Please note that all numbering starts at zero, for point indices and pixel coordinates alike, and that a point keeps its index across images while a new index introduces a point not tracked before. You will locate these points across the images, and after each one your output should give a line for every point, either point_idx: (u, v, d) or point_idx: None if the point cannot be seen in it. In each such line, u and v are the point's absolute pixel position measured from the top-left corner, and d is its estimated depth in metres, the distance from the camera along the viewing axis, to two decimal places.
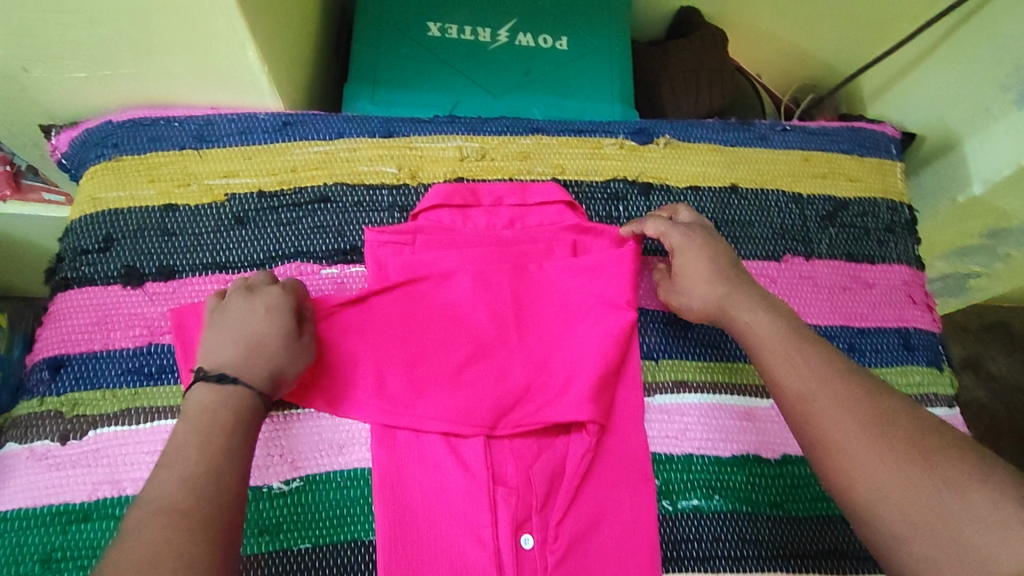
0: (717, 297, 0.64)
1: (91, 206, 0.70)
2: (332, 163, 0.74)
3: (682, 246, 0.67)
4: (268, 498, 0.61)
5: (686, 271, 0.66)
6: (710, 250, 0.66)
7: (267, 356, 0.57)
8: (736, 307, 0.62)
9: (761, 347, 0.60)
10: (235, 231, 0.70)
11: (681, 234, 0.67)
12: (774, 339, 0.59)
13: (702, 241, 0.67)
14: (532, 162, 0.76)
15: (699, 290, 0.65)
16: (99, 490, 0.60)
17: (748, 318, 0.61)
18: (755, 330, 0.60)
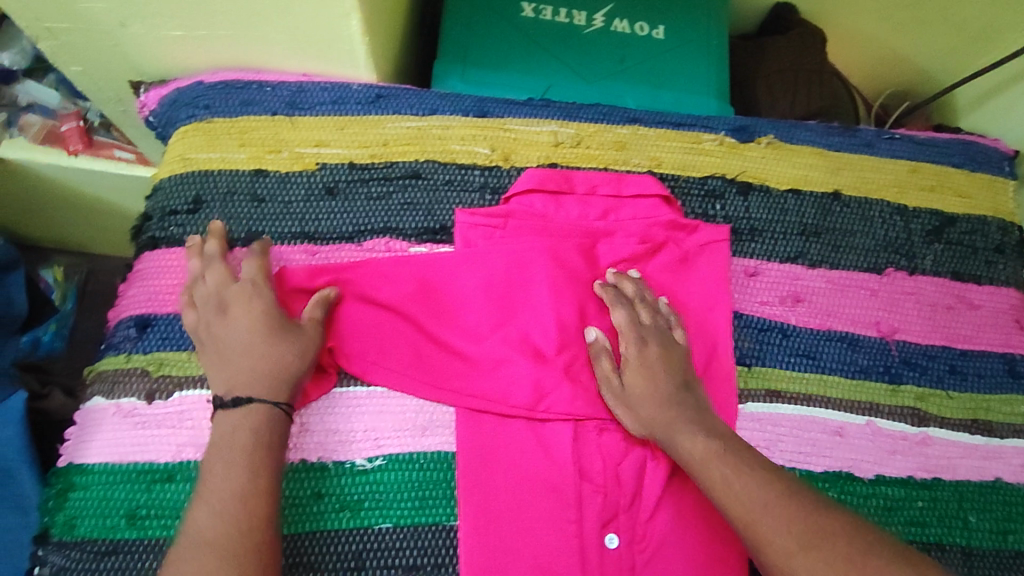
0: (663, 402, 0.59)
1: (181, 165, 0.69)
2: (424, 140, 0.71)
3: (628, 333, 0.63)
4: (350, 475, 0.60)
5: (633, 359, 0.62)
6: (668, 358, 0.62)
7: (264, 361, 0.56)
8: (676, 433, 0.58)
9: (694, 466, 0.56)
10: (326, 202, 0.68)
11: (633, 343, 0.62)
12: (717, 463, 0.54)
13: (660, 348, 0.62)
14: (629, 153, 0.73)
15: (637, 389, 0.61)
16: (182, 453, 0.59)
17: (687, 443, 0.57)
18: (701, 464, 0.55)
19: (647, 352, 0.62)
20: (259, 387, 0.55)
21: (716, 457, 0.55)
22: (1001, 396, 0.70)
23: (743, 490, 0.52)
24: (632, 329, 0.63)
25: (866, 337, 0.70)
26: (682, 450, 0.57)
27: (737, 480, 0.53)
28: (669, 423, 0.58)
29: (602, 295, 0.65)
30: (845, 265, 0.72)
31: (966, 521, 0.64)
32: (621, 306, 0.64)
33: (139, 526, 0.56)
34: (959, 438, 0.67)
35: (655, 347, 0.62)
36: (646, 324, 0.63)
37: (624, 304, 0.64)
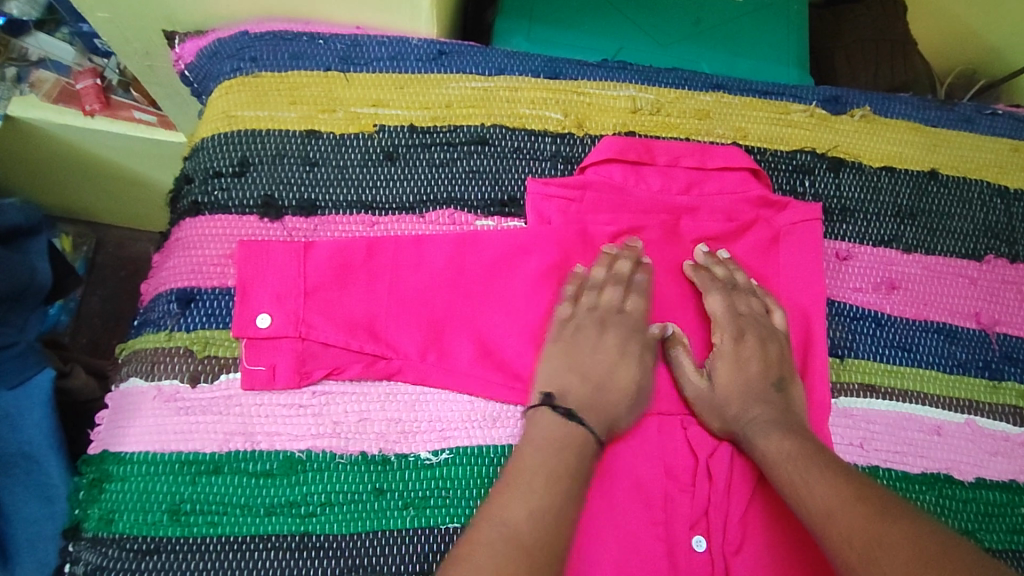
0: (749, 398, 0.56)
1: (224, 123, 0.62)
2: (491, 102, 0.65)
3: (722, 322, 0.58)
4: (414, 468, 0.54)
5: (725, 350, 0.58)
6: (766, 353, 0.57)
7: None
8: (757, 434, 0.54)
9: (774, 469, 0.52)
10: (385, 168, 0.62)
11: (728, 334, 0.58)
12: (800, 470, 0.50)
13: (756, 341, 0.57)
14: (712, 122, 0.67)
15: (725, 383, 0.57)
16: (231, 442, 0.53)
17: (765, 444, 0.53)
18: (781, 466, 0.51)
19: (740, 344, 0.58)
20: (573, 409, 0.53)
21: (793, 461, 0.51)
22: None
23: (824, 501, 0.47)
24: (726, 318, 0.58)
25: (964, 328, 0.64)
26: (761, 452, 0.53)
27: (817, 486, 0.48)
28: (753, 422, 0.54)
29: (694, 277, 0.60)
30: (942, 250, 0.66)
31: None
32: (715, 289, 0.59)
33: (182, 522, 0.51)
34: None
35: (753, 340, 0.57)
36: (745, 312, 0.59)
37: (722, 288, 0.59)
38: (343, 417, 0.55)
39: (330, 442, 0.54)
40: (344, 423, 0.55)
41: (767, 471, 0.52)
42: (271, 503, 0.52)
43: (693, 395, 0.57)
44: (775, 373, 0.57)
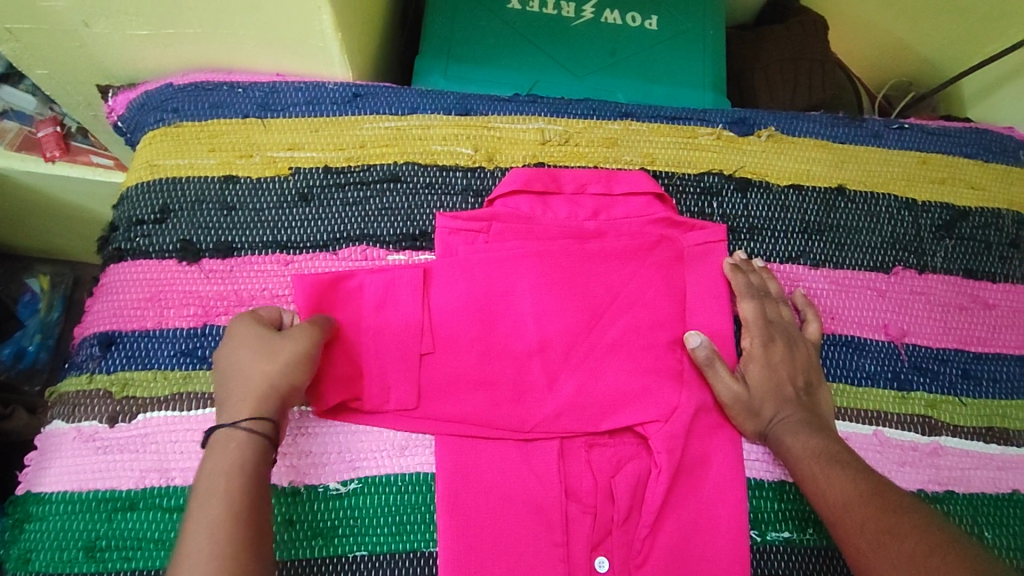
0: (782, 400, 0.60)
1: (147, 171, 0.65)
2: (403, 140, 0.68)
3: (754, 328, 0.63)
4: (323, 500, 0.56)
5: (756, 353, 0.62)
6: (794, 360, 0.62)
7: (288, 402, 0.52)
8: (783, 434, 0.58)
9: (798, 465, 0.57)
10: (299, 209, 0.65)
11: (759, 339, 0.62)
12: (822, 470, 0.55)
13: (784, 347, 0.62)
14: (620, 150, 0.70)
15: (758, 386, 0.60)
16: (146, 479, 0.55)
17: (790, 439, 0.58)
18: (805, 463, 0.56)
19: (771, 348, 0.62)
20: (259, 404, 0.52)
21: (815, 458, 0.56)
22: (1019, 402, 0.65)
23: (841, 494, 0.53)
24: (758, 323, 0.62)
25: (873, 341, 0.65)
26: (787, 447, 0.58)
27: (837, 482, 0.54)
28: (786, 424, 0.59)
29: (733, 278, 0.64)
30: (850, 264, 0.68)
31: (981, 536, 0.59)
32: (749, 296, 0.63)
33: (97, 558, 0.53)
34: (972, 447, 0.62)
35: (782, 344, 0.62)
36: (776, 319, 0.63)
37: (752, 292, 0.64)
38: None
39: None
40: None
41: (792, 463, 0.57)
42: (182, 537, 0.54)
43: (731, 400, 0.59)
44: (802, 379, 0.61)
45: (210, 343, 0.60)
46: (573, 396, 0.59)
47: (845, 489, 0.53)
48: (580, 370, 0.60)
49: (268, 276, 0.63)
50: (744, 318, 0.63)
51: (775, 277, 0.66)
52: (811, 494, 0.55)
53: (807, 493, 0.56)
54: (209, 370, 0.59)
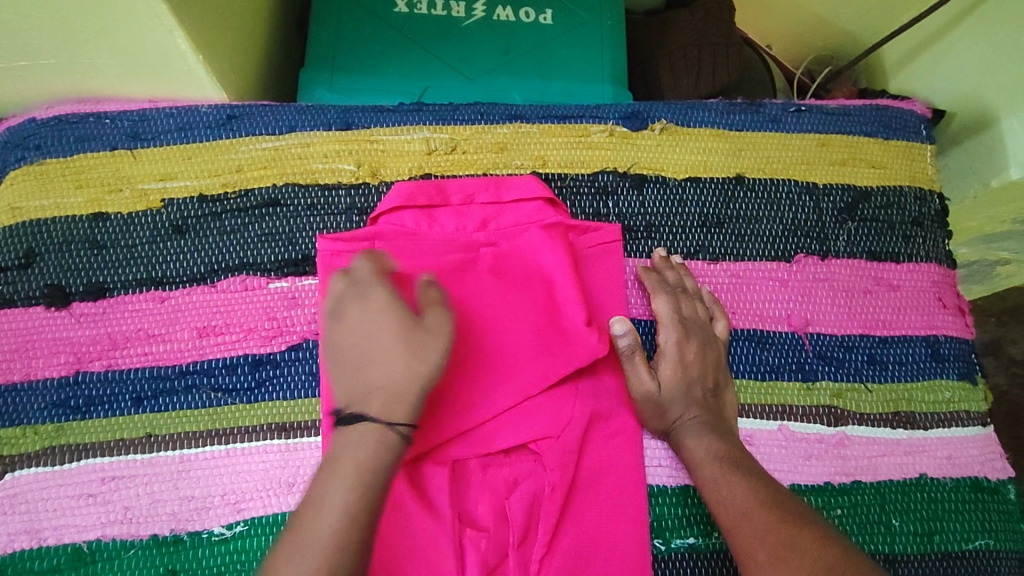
0: (689, 401, 0.59)
1: (9, 216, 0.62)
2: (282, 161, 0.65)
3: (667, 325, 0.61)
4: (208, 545, 0.54)
5: (669, 350, 0.60)
6: (705, 358, 0.60)
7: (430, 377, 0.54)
8: (688, 436, 0.57)
9: (699, 470, 0.55)
10: (174, 242, 0.62)
11: (673, 335, 0.61)
12: (722, 476, 0.53)
13: (697, 346, 0.60)
14: (510, 154, 0.67)
15: (669, 385, 0.59)
16: (16, 541, 0.53)
17: (692, 441, 0.57)
18: (706, 467, 0.55)
19: (683, 346, 0.60)
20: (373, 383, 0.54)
21: (716, 461, 0.55)
22: (926, 383, 0.64)
23: (739, 502, 0.51)
24: (674, 319, 0.61)
25: (776, 333, 0.64)
26: (689, 451, 0.57)
27: (735, 488, 0.52)
28: (692, 424, 0.57)
29: (645, 279, 0.63)
30: (752, 255, 0.66)
31: (889, 524, 0.59)
32: (662, 293, 0.62)
33: None
34: (879, 433, 0.62)
35: (696, 342, 0.60)
36: (689, 316, 0.61)
37: (666, 289, 0.62)
38: (134, 501, 0.55)
39: (118, 529, 0.54)
40: (137, 506, 0.55)
41: (693, 466, 0.56)
42: None
43: (641, 397, 0.58)
44: (712, 379, 0.60)
45: (83, 391, 0.57)
46: (464, 411, 0.57)
47: (743, 497, 0.51)
48: (471, 389, 0.58)
49: (142, 315, 0.60)
50: (661, 314, 0.61)
51: (693, 274, 0.65)
52: (710, 501, 0.54)
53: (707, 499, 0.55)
54: (82, 421, 0.57)
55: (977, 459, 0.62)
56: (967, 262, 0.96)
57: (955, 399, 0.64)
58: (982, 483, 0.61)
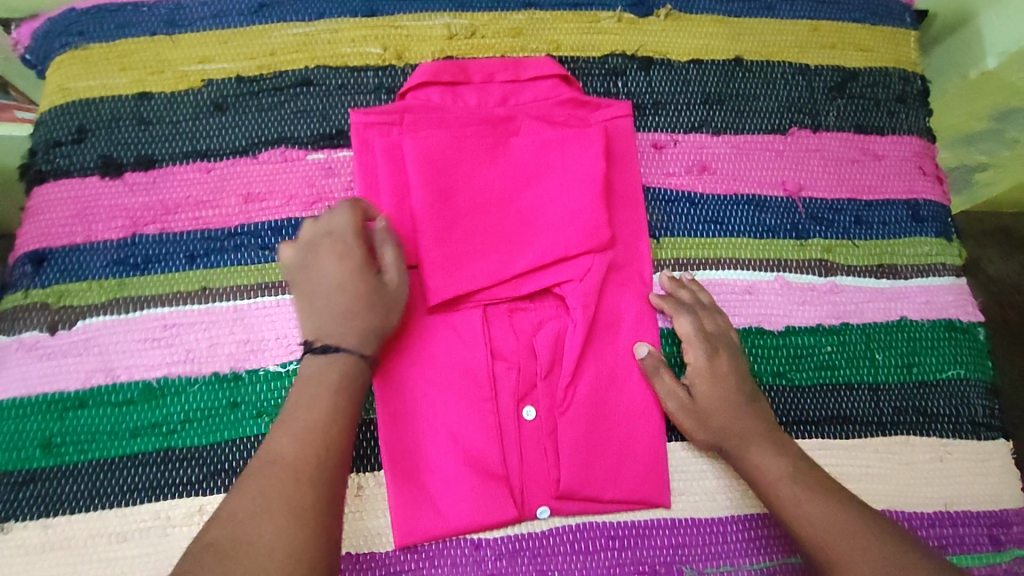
0: (730, 410, 0.60)
1: (60, 96, 0.66)
2: (313, 45, 0.69)
3: (695, 342, 0.62)
4: (266, 381, 0.60)
5: (700, 366, 0.61)
6: (739, 366, 0.62)
7: (350, 317, 0.56)
8: (745, 448, 0.58)
9: (771, 486, 0.57)
10: (215, 118, 0.66)
11: (702, 352, 0.62)
12: (785, 487, 0.56)
13: (711, 320, 0.63)
14: (526, 39, 0.72)
15: (709, 399, 0.60)
16: (93, 378, 0.59)
17: (758, 458, 0.58)
18: (774, 481, 0.56)
19: (714, 360, 0.61)
20: (352, 337, 0.55)
21: (786, 475, 0.56)
22: (906, 240, 0.71)
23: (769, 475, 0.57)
24: (695, 338, 0.62)
25: (772, 197, 0.70)
26: (754, 465, 0.58)
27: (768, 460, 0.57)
28: (739, 435, 0.59)
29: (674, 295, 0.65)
30: (749, 128, 0.72)
31: (873, 358, 0.67)
32: (699, 315, 0.63)
33: (55, 454, 0.57)
34: (865, 283, 0.69)
35: (724, 355, 0.62)
36: (713, 330, 0.63)
37: (685, 309, 0.64)
38: (195, 344, 0.60)
39: (183, 368, 0.60)
40: (197, 349, 0.60)
41: (763, 488, 0.57)
42: (136, 426, 0.58)
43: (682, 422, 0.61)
44: (749, 386, 0.61)
45: (141, 251, 0.62)
46: (493, 261, 0.62)
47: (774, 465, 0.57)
48: (499, 243, 0.63)
49: (190, 184, 0.64)
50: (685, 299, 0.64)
51: (704, 288, 0.66)
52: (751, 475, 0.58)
53: (745, 473, 0.59)
54: (142, 275, 0.62)
55: (952, 303, 0.69)
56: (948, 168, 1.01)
57: (934, 253, 0.71)
58: (956, 323, 0.69)
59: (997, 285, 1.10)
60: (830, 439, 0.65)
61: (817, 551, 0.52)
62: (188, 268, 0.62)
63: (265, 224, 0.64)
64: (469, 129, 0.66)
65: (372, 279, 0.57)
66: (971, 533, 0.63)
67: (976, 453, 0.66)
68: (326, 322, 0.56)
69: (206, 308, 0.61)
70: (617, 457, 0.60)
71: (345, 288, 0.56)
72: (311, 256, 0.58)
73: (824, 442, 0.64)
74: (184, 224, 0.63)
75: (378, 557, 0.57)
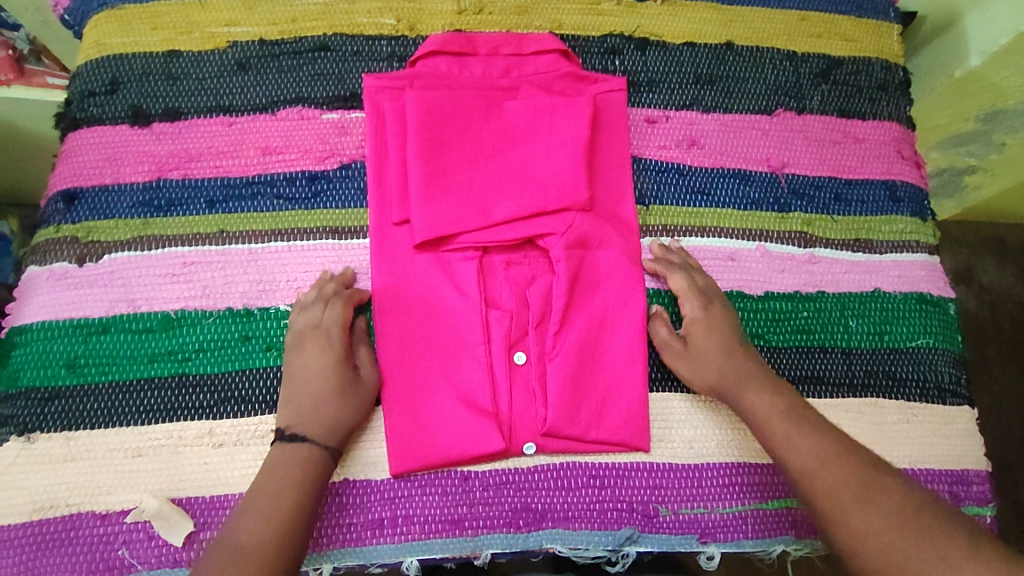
0: (726, 355, 0.63)
1: (96, 51, 0.71)
2: (332, 14, 0.74)
3: (690, 296, 0.66)
4: (275, 318, 0.65)
5: (697, 317, 0.65)
6: (731, 318, 0.66)
7: (325, 408, 0.59)
8: (741, 391, 0.61)
9: (767, 421, 0.59)
10: (238, 77, 0.71)
11: (697, 305, 0.66)
12: (779, 424, 0.58)
13: (702, 278, 0.68)
14: (530, 17, 0.77)
15: (704, 346, 0.64)
16: (116, 307, 0.63)
17: (753, 399, 0.60)
18: (767, 419, 0.59)
19: (708, 311, 0.65)
20: (319, 431, 0.58)
21: (781, 414, 0.59)
22: (882, 218, 0.75)
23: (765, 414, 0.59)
24: (692, 292, 0.66)
25: (757, 172, 0.75)
26: (749, 405, 0.60)
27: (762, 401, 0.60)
28: (737, 380, 0.62)
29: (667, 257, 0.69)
30: (737, 108, 0.76)
31: (847, 325, 0.71)
32: (693, 273, 0.68)
33: (79, 373, 0.61)
34: (842, 256, 0.73)
35: (719, 305, 0.66)
36: (706, 286, 0.67)
37: (679, 267, 0.68)
38: (210, 281, 0.65)
39: (199, 303, 0.64)
40: (212, 286, 0.65)
41: (760, 423, 0.59)
42: (154, 352, 0.63)
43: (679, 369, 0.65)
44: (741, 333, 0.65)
45: (165, 194, 0.67)
46: (490, 216, 0.67)
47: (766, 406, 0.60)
48: (496, 200, 0.67)
49: (212, 135, 0.69)
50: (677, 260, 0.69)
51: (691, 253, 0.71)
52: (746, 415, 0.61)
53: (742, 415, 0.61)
54: (164, 217, 0.66)
55: (924, 278, 0.73)
56: (938, 169, 1.03)
57: (909, 231, 0.75)
58: (927, 297, 0.72)
59: (986, 291, 1.16)
60: (803, 398, 0.68)
61: (802, 482, 0.55)
62: (207, 213, 0.67)
63: (280, 176, 0.69)
64: (474, 95, 0.70)
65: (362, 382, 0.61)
66: (934, 489, 0.67)
67: (942, 418, 0.69)
68: (299, 408, 0.59)
69: (223, 248, 0.66)
70: (601, 402, 0.64)
71: (323, 365, 0.60)
72: (304, 336, 0.62)
73: None
74: (204, 171, 0.68)
75: (376, 484, 0.62)
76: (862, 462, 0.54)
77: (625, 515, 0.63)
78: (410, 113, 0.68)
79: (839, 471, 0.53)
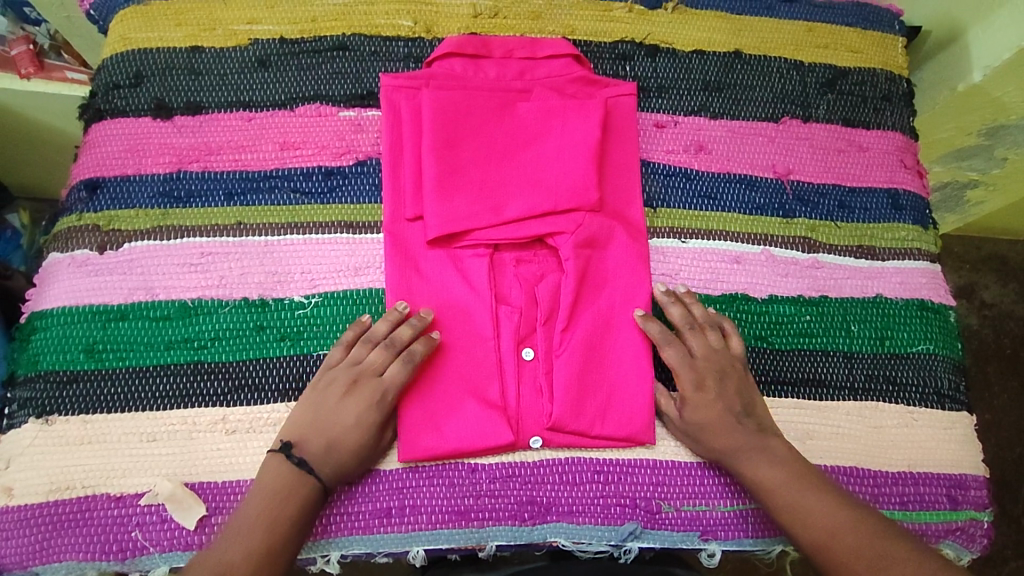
0: (735, 427, 0.63)
1: (121, 45, 0.73)
2: (351, 15, 0.76)
3: (708, 361, 0.65)
4: (290, 309, 0.66)
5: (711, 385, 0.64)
6: (744, 389, 0.65)
7: (333, 452, 0.59)
8: (749, 460, 0.62)
9: (773, 493, 0.61)
10: (258, 73, 0.73)
11: (713, 372, 0.65)
12: (788, 494, 0.60)
13: (721, 338, 0.66)
14: (544, 22, 0.79)
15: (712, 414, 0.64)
16: (134, 294, 0.65)
17: (759, 468, 0.62)
18: (776, 492, 0.61)
19: (723, 381, 0.64)
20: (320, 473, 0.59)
21: (789, 486, 0.61)
22: (885, 225, 0.76)
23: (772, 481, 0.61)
24: (709, 357, 0.65)
25: (763, 178, 0.76)
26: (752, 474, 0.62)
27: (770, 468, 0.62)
28: (745, 449, 0.62)
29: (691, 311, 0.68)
30: (744, 116, 0.78)
31: (849, 330, 0.72)
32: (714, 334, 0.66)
33: (97, 358, 0.63)
34: (844, 261, 0.74)
35: (733, 374, 0.65)
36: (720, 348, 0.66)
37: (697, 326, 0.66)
38: (226, 272, 0.66)
39: (215, 292, 0.66)
40: (228, 276, 0.66)
41: (766, 494, 0.61)
42: (170, 339, 0.64)
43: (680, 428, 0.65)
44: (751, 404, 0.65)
45: (184, 185, 0.69)
46: (501, 215, 0.68)
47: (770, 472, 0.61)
48: (507, 199, 0.69)
49: (233, 130, 0.71)
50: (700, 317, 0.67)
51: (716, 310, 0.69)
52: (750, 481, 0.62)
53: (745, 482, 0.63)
54: (182, 207, 0.68)
55: (924, 285, 0.75)
56: (940, 184, 1.05)
57: (911, 239, 0.76)
58: (927, 303, 0.74)
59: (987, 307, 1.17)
60: (804, 400, 0.70)
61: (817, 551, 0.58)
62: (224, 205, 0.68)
63: (297, 171, 0.71)
64: (488, 96, 0.72)
65: (375, 442, 0.61)
66: (932, 492, 0.68)
67: (941, 424, 0.70)
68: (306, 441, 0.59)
69: (239, 240, 0.67)
70: (606, 397, 0.66)
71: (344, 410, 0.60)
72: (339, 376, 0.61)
73: (798, 402, 0.69)
74: (223, 165, 0.70)
75: (383, 474, 0.63)
76: (861, 523, 0.59)
77: (628, 511, 0.64)
78: (427, 112, 0.70)
79: (843, 542, 0.58)
